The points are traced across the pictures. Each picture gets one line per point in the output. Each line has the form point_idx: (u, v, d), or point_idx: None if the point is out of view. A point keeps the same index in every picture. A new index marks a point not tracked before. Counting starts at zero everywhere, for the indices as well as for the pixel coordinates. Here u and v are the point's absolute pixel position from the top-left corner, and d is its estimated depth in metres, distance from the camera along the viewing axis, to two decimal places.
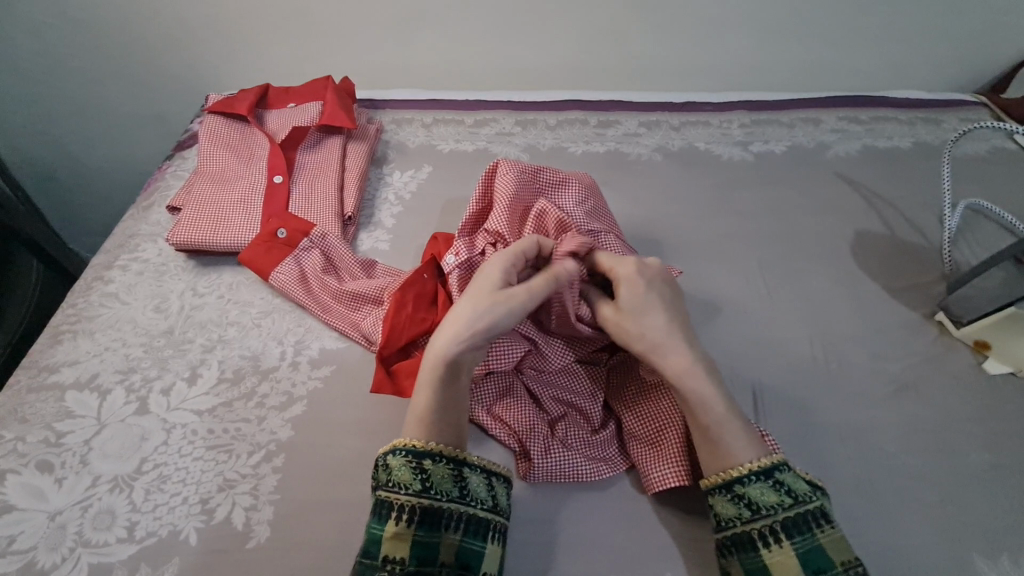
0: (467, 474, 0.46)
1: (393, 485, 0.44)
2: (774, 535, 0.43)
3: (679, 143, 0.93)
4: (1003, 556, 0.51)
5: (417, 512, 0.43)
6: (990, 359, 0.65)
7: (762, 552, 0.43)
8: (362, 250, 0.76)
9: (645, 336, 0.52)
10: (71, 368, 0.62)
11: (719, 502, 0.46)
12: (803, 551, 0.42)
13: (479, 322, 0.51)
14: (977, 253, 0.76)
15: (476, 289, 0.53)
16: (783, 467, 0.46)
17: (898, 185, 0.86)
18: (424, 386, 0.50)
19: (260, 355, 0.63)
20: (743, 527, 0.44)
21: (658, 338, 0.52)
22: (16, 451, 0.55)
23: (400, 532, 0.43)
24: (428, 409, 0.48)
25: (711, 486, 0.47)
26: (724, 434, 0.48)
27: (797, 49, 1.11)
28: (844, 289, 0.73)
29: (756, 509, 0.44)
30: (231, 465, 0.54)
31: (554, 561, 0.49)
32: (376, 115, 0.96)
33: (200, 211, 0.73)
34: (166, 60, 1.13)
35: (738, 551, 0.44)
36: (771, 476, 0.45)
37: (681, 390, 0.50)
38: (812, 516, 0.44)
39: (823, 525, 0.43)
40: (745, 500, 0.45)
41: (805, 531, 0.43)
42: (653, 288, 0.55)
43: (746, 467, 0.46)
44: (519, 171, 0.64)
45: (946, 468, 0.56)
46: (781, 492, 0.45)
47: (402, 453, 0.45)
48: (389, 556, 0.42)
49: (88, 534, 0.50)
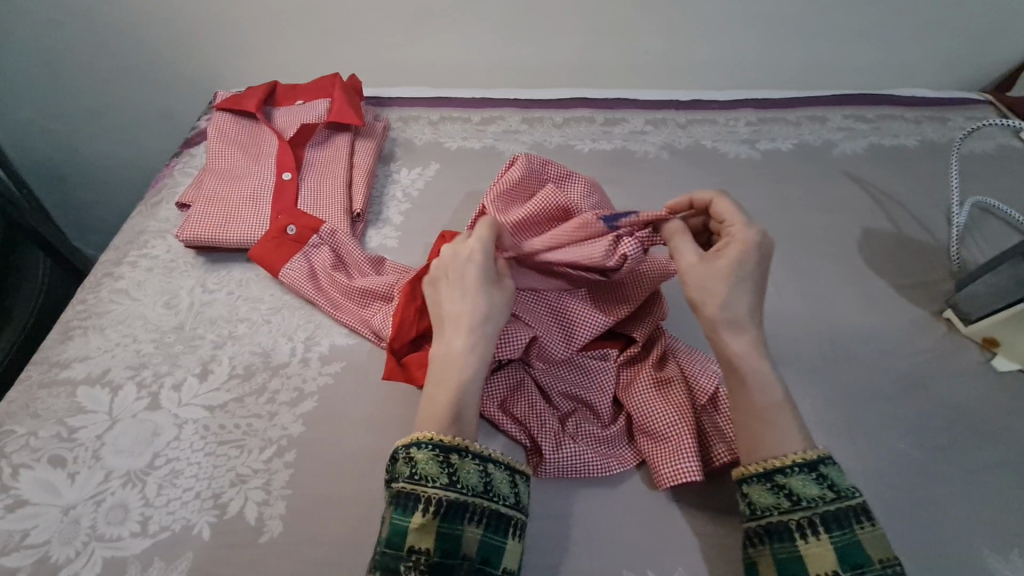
0: (493, 470, 0.46)
1: (419, 477, 0.44)
2: (812, 527, 0.43)
3: (685, 141, 0.93)
4: (1014, 551, 0.51)
5: (444, 504, 0.43)
6: (999, 356, 0.65)
7: (798, 543, 0.43)
8: (370, 247, 0.76)
9: (727, 308, 0.50)
10: (82, 364, 0.62)
11: (756, 491, 0.46)
12: (841, 545, 0.42)
13: (482, 316, 0.53)
14: (984, 251, 0.76)
15: (471, 282, 0.54)
16: (827, 461, 0.46)
17: (904, 183, 0.86)
18: (446, 383, 0.50)
19: (271, 351, 0.64)
20: (781, 517, 0.44)
21: (742, 316, 0.51)
22: (29, 446, 0.55)
23: (425, 524, 0.42)
24: (455, 405, 0.49)
25: (750, 475, 0.46)
26: (777, 421, 0.48)
27: (803, 47, 1.11)
28: (851, 287, 0.73)
29: (796, 501, 0.44)
30: (243, 460, 0.54)
31: (566, 556, 0.50)
32: (383, 113, 0.96)
33: (210, 208, 0.74)
34: (172, 57, 1.13)
35: (771, 540, 0.44)
36: (815, 469, 0.45)
37: (740, 368, 0.50)
38: (853, 512, 0.43)
39: (863, 521, 0.43)
40: (786, 491, 0.45)
41: (845, 526, 0.43)
42: (761, 266, 0.52)
43: (792, 458, 0.46)
44: (530, 163, 0.64)
45: (957, 465, 0.57)
46: (824, 485, 0.44)
47: (428, 446, 0.45)
48: (414, 547, 0.42)
49: (102, 528, 0.50)
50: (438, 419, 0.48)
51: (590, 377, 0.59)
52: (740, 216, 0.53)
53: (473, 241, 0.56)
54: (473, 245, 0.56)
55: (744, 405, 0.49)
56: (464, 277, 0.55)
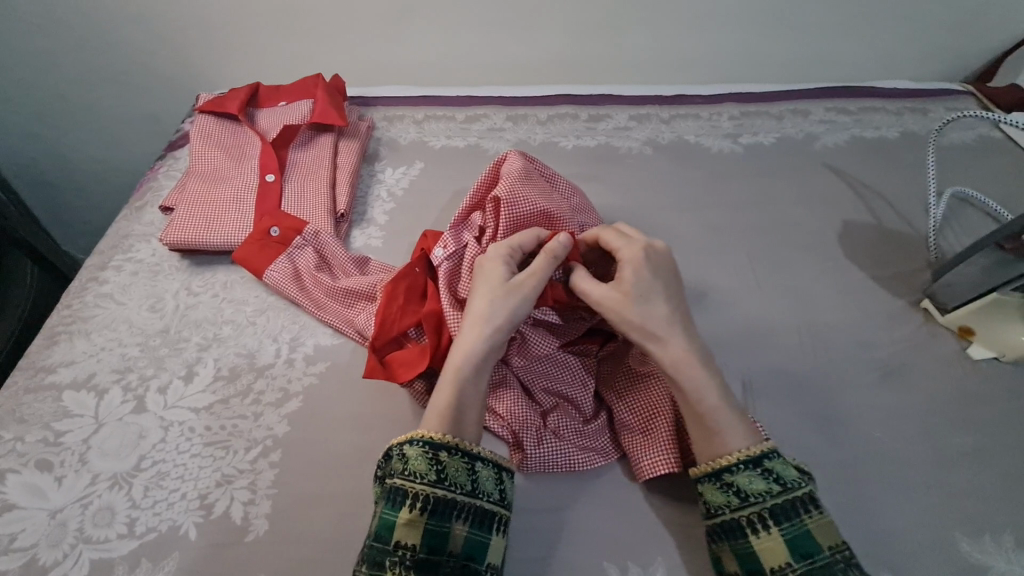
0: (480, 468, 0.47)
1: (409, 474, 0.45)
2: (763, 521, 0.44)
3: (669, 136, 0.94)
4: (984, 536, 0.52)
5: (431, 501, 0.44)
6: (974, 345, 0.66)
7: (751, 538, 0.44)
8: (355, 247, 0.76)
9: (631, 325, 0.52)
10: (68, 369, 0.62)
11: (708, 490, 0.47)
12: (791, 537, 0.43)
13: (495, 325, 0.53)
14: (961, 240, 0.77)
15: (482, 287, 0.55)
16: (772, 454, 0.46)
17: (884, 174, 0.87)
18: (447, 385, 0.50)
19: (256, 352, 0.64)
20: (732, 515, 0.45)
21: (652, 327, 0.51)
22: (15, 451, 0.56)
23: (413, 520, 0.43)
24: (452, 406, 0.49)
25: (701, 475, 0.48)
26: (721, 424, 0.48)
27: (785, 41, 1.12)
28: (832, 278, 0.74)
29: (744, 497, 0.45)
30: (228, 461, 0.55)
31: (545, 549, 0.50)
32: (368, 113, 0.97)
33: (193, 212, 0.74)
34: (156, 59, 1.12)
35: (727, 538, 0.45)
36: (760, 465, 0.46)
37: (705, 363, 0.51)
38: (800, 502, 0.44)
39: (812, 511, 0.44)
40: (734, 488, 0.46)
41: (793, 517, 0.44)
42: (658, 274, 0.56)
43: (736, 456, 0.46)
44: (528, 160, 0.68)
45: (931, 452, 0.58)
46: (770, 479, 0.45)
47: (419, 444, 0.46)
48: (401, 541, 0.43)
49: (89, 530, 0.51)
50: (439, 418, 0.48)
51: (571, 372, 0.59)
52: (622, 243, 0.56)
53: (494, 249, 0.57)
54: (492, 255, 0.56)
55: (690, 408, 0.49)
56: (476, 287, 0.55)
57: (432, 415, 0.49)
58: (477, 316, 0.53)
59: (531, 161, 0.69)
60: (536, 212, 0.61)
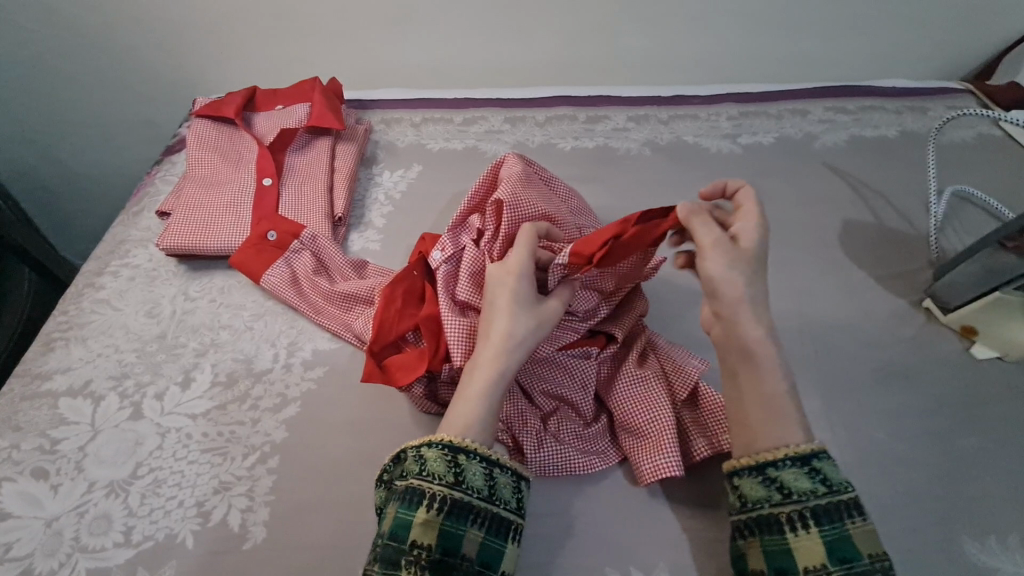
0: (498, 475, 0.46)
1: (426, 474, 0.44)
2: (803, 520, 0.43)
3: (667, 136, 0.93)
4: (991, 538, 0.51)
5: (448, 503, 0.43)
6: (978, 344, 0.65)
7: (788, 536, 0.43)
8: (353, 251, 0.76)
9: (741, 286, 0.49)
10: (64, 376, 0.62)
11: (747, 483, 0.46)
12: (831, 540, 0.43)
13: (522, 338, 0.51)
14: (963, 239, 0.77)
15: (503, 302, 0.53)
16: (821, 454, 0.45)
17: (884, 173, 0.87)
18: (466, 395, 0.49)
19: (253, 358, 0.64)
20: (772, 510, 0.44)
21: (759, 295, 0.50)
22: (11, 459, 0.55)
23: (429, 520, 0.43)
24: (475, 415, 0.48)
25: (742, 468, 0.47)
26: (782, 412, 0.47)
27: (783, 41, 1.11)
28: (833, 278, 0.74)
29: (787, 494, 0.44)
30: (226, 468, 0.54)
31: (547, 554, 0.50)
32: (365, 116, 0.96)
33: (190, 217, 0.73)
34: (153, 64, 1.12)
35: (761, 532, 0.45)
36: (808, 464, 0.45)
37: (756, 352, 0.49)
38: (845, 506, 0.44)
39: (855, 517, 0.43)
40: (778, 484, 0.45)
41: (836, 520, 0.43)
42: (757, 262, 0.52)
43: (787, 450, 0.46)
44: (525, 163, 0.68)
45: (937, 453, 0.57)
46: (817, 479, 0.44)
47: (438, 446, 0.46)
48: (417, 541, 0.42)
49: (85, 539, 0.50)
50: (461, 425, 0.47)
51: (571, 375, 0.58)
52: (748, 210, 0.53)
53: (513, 260, 0.54)
54: (513, 267, 0.54)
55: (753, 395, 0.48)
56: (498, 300, 0.53)
57: (452, 421, 0.48)
58: (502, 331, 0.51)
59: (528, 163, 0.69)
60: (536, 214, 0.61)
